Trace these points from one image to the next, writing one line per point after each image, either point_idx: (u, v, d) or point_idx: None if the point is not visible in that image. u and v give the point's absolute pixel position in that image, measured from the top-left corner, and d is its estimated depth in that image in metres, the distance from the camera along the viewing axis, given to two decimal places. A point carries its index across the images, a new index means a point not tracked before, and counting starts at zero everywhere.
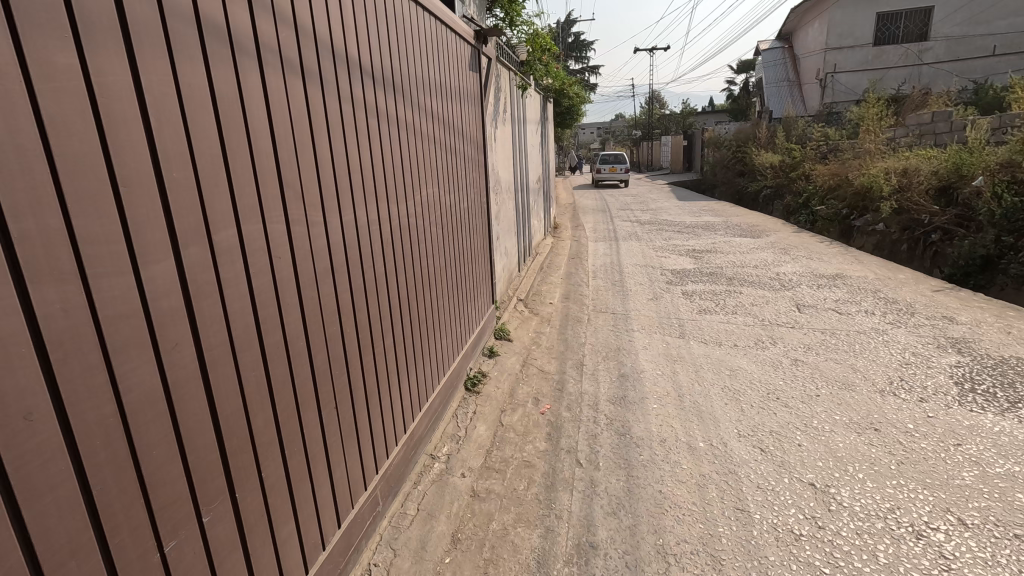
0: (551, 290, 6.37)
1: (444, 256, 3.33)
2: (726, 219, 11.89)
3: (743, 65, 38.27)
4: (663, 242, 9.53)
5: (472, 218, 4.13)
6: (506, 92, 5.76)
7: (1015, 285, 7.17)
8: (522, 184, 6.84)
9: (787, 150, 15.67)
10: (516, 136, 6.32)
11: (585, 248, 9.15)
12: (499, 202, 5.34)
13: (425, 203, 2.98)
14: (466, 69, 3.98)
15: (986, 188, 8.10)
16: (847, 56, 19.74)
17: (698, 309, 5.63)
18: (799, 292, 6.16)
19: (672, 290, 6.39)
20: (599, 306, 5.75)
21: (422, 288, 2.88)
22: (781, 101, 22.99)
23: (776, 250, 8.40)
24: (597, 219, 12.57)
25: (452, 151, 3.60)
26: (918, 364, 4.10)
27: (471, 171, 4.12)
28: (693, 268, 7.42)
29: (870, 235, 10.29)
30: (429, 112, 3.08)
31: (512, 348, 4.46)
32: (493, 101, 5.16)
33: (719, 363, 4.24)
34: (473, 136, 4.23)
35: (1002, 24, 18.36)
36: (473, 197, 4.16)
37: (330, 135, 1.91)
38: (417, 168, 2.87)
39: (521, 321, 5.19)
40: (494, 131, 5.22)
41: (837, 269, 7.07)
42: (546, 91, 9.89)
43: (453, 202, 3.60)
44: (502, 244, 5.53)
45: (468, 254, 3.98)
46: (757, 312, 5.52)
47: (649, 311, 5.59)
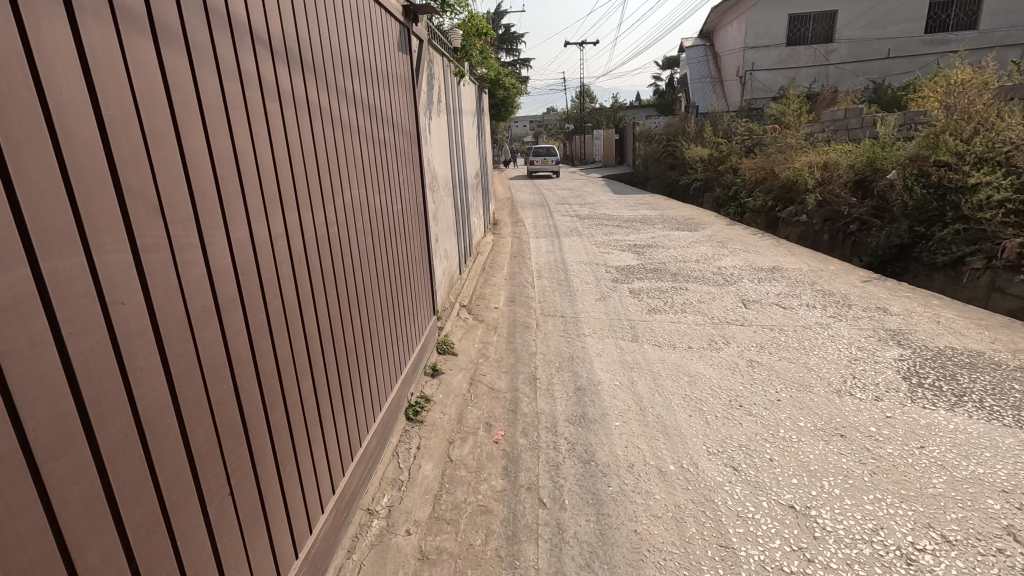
0: (495, 293, 5.98)
1: (376, 270, 2.85)
2: (661, 212, 12.04)
3: (667, 61, 39.61)
4: (604, 237, 9.40)
5: (408, 221, 3.65)
6: (439, 79, 5.25)
7: (927, 272, 7.63)
8: (460, 181, 6.38)
9: (715, 145, 16.20)
10: (452, 128, 5.84)
11: (527, 246, 8.83)
12: (436, 201, 4.86)
13: (351, 208, 2.48)
14: (394, 50, 3.47)
15: (897, 181, 8.57)
16: (762, 55, 20.61)
17: (647, 309, 5.46)
18: (742, 287, 6.17)
19: (619, 288, 6.22)
20: (547, 309, 5.44)
21: (350, 312, 2.39)
22: (705, 96, 23.86)
23: (713, 244, 8.50)
24: (536, 214, 12.33)
25: (381, 145, 3.10)
26: (866, 359, 4.11)
27: (404, 169, 3.62)
28: (637, 265, 7.30)
29: (795, 225, 10.74)
30: (352, 99, 2.57)
31: (457, 364, 4.02)
32: (427, 89, 4.67)
33: (676, 368, 4.04)
34: (406, 128, 3.74)
35: (895, 29, 20.02)
36: (409, 199, 3.69)
37: (210, 121, 1.39)
38: (339, 166, 2.36)
39: (465, 330, 4.76)
40: (429, 123, 4.73)
41: (774, 262, 7.20)
42: (480, 81, 9.42)
43: (386, 205, 3.10)
44: (441, 246, 5.05)
45: (405, 262, 3.51)
46: (706, 309, 5.44)
47: (599, 313, 5.35)
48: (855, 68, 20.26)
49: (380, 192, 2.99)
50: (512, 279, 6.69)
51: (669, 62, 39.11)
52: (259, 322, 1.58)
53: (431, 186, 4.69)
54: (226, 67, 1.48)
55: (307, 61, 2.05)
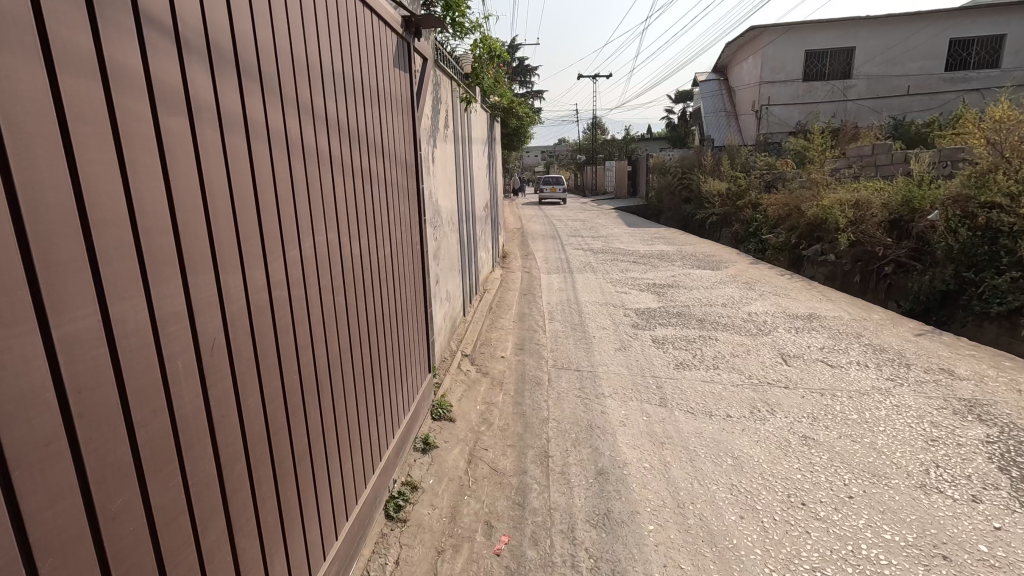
0: (502, 340, 5.37)
1: (353, 333, 2.24)
2: (679, 248, 11.49)
3: (681, 96, 39.85)
4: (620, 275, 8.81)
5: (401, 266, 3.05)
6: (445, 104, 4.75)
7: (976, 322, 6.95)
8: (467, 214, 5.86)
9: (732, 178, 15.73)
10: (458, 157, 5.33)
11: (539, 283, 8.25)
12: (438, 239, 4.30)
13: (318, 258, 1.89)
14: (391, 67, 2.95)
15: (939, 222, 7.94)
16: (778, 89, 20.29)
17: (674, 363, 4.82)
18: (778, 338, 5.52)
19: (641, 336, 5.59)
20: (561, 361, 4.82)
21: (308, 400, 1.78)
22: (720, 130, 23.57)
23: (740, 285, 7.87)
24: (547, 247, 11.81)
25: (368, 176, 2.53)
26: (946, 440, 3.42)
27: (399, 204, 3.04)
28: (658, 308, 6.69)
29: (820, 265, 10.12)
30: (324, 121, 2.00)
31: (454, 435, 3.39)
32: (430, 115, 4.15)
33: (717, 446, 3.38)
34: (403, 156, 3.18)
35: (914, 67, 19.74)
36: (402, 241, 3.10)
37: (16, 139, 0.81)
38: (300, 204, 1.77)
39: (467, 387, 4.14)
40: (432, 153, 4.20)
41: (810, 308, 6.55)
42: (492, 109, 9.02)
43: (371, 250, 2.51)
44: (442, 287, 4.48)
45: (396, 318, 2.92)
46: (741, 365, 4.78)
47: (618, 367, 4.72)
48: (874, 104, 19.87)
49: (363, 234, 2.40)
50: (521, 322, 6.09)
51: (682, 95, 39.20)
52: (115, 465, 0.97)
53: (432, 223, 4.14)
54: (75, 58, 0.92)
55: (251, 64, 1.49)
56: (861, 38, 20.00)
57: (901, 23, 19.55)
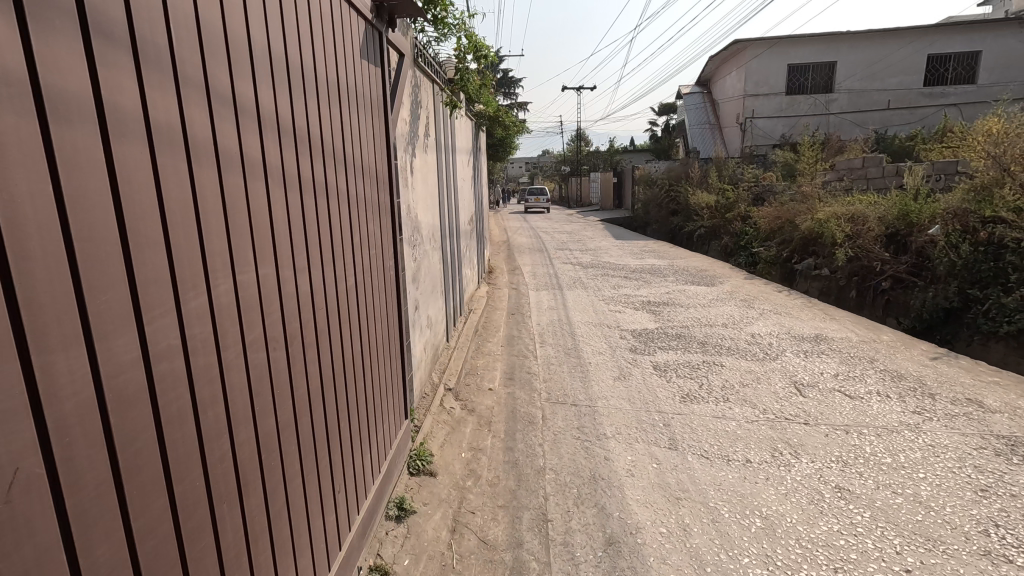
0: (489, 369, 4.85)
1: (307, 394, 1.73)
2: (670, 262, 11.15)
3: (665, 108, 40.15)
4: (613, 291, 8.38)
5: (372, 297, 2.53)
6: (426, 109, 4.27)
7: (983, 340, 6.67)
8: (451, 230, 5.39)
9: (720, 191, 15.54)
10: (442, 167, 4.86)
11: (527, 301, 7.77)
12: (417, 258, 3.80)
13: (245, 303, 1.38)
14: (360, 58, 2.45)
15: (939, 238, 7.70)
16: (763, 102, 20.31)
17: (680, 395, 4.38)
18: (787, 363, 5.12)
19: (640, 363, 5.14)
20: (555, 393, 4.35)
21: (228, 507, 1.27)
22: (705, 142, 23.55)
23: (738, 303, 7.51)
24: (535, 261, 11.39)
25: (330, 191, 2.02)
26: (996, 489, 3.01)
27: (371, 222, 2.53)
28: (656, 328, 6.28)
29: (814, 279, 9.88)
30: (258, 120, 1.50)
31: (435, 493, 2.88)
32: (408, 121, 3.66)
33: (740, 501, 2.93)
34: (376, 165, 2.66)
35: (894, 82, 19.94)
36: (376, 266, 2.58)
37: None
38: (215, 230, 1.27)
39: (450, 428, 3.63)
40: (411, 163, 3.72)
41: (815, 329, 6.18)
42: (477, 117, 8.57)
43: (333, 283, 2.00)
44: (422, 314, 3.97)
45: (366, 362, 2.40)
46: (753, 397, 4.34)
47: (618, 400, 4.25)
48: (856, 118, 19.99)
49: (321, 264, 1.89)
50: (509, 347, 5.58)
51: (666, 108, 39.46)
52: None
53: (410, 242, 3.64)
54: None
55: (118, 25, 1.00)
56: (842, 52, 20.15)
57: (881, 39, 19.76)
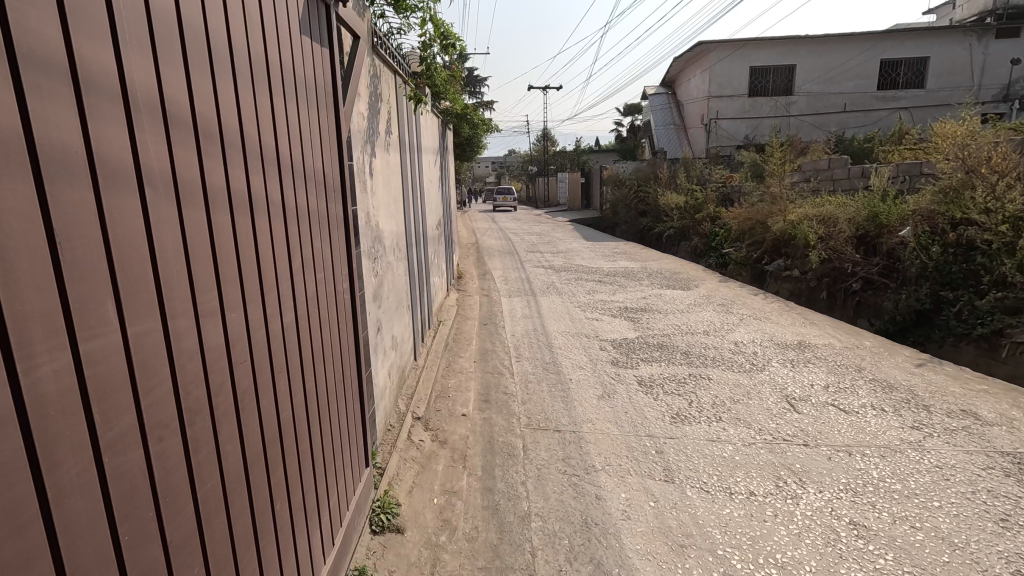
0: (462, 391, 4.42)
1: (224, 484, 1.27)
2: (642, 264, 10.95)
3: (630, 108, 40.45)
4: (588, 297, 8.06)
5: (325, 331, 2.05)
6: (387, 104, 3.79)
7: (955, 341, 6.68)
8: (417, 238, 4.92)
9: (689, 191, 15.55)
10: (406, 169, 4.39)
11: (499, 309, 7.36)
12: (379, 272, 3.33)
13: (101, 383, 0.92)
14: (303, 34, 1.96)
15: (910, 239, 7.72)
16: (727, 104, 20.53)
17: (670, 415, 4.06)
18: (775, 374, 4.90)
19: (624, 378, 4.80)
20: (536, 417, 3.97)
21: None
22: (670, 143, 23.71)
23: (716, 308, 7.33)
24: (506, 265, 11.02)
25: (263, 204, 1.55)
26: (1016, 518, 2.79)
27: (322, 239, 2.06)
28: (636, 337, 5.99)
29: (785, 280, 9.87)
30: (132, 107, 1.02)
31: (402, 556, 2.42)
32: (367, 117, 3.20)
33: (750, 545, 2.61)
34: (329, 171, 2.18)
35: (849, 85, 20.48)
36: (328, 294, 2.10)
37: None
38: (29, 279, 0.81)
39: (420, 467, 3.19)
40: (371, 165, 3.25)
41: (796, 336, 6.02)
42: (444, 113, 8.11)
43: (268, 324, 1.54)
44: (386, 335, 3.50)
45: (318, 415, 1.93)
46: (746, 416, 4.06)
47: (605, 423, 3.90)
48: (815, 120, 20.45)
49: (248, 302, 1.42)
50: (482, 363, 5.16)
51: (631, 109, 39.81)
52: None
53: (371, 255, 3.17)
54: None
55: None
56: (801, 56, 20.56)
57: (837, 43, 20.27)
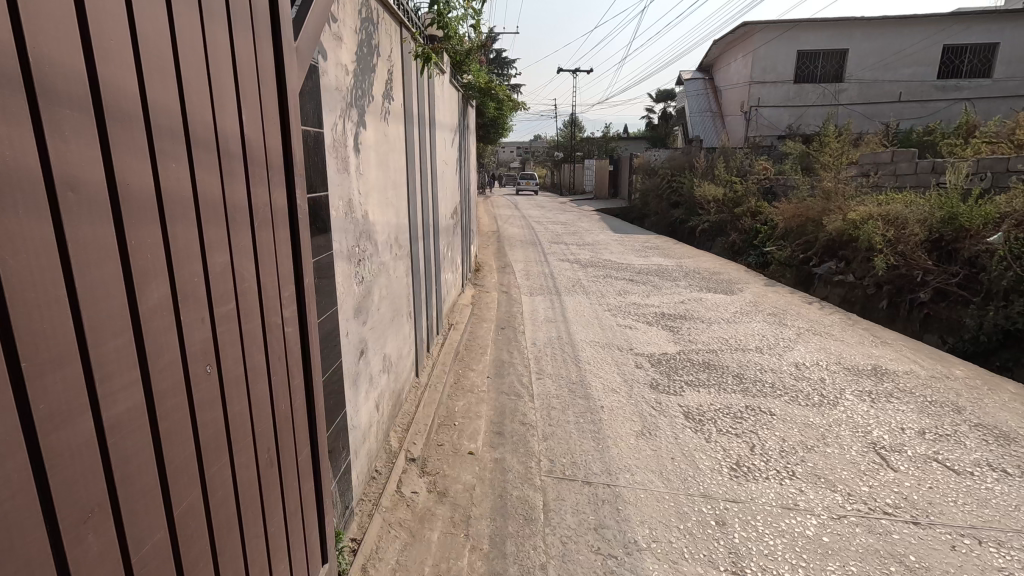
0: (471, 418, 3.66)
1: None
2: (677, 261, 10.02)
3: (662, 94, 38.78)
4: (619, 298, 7.23)
5: (246, 394, 1.31)
6: (385, 61, 2.96)
7: None
8: (424, 230, 4.12)
9: (728, 183, 14.43)
10: (411, 146, 3.58)
11: (519, 309, 6.57)
12: (363, 280, 2.55)
13: None
14: None
15: (999, 246, 6.67)
16: (769, 91, 19.13)
17: (729, 466, 3.23)
18: (853, 411, 4.01)
19: (667, 409, 3.97)
20: (560, 460, 3.20)
21: None
22: (706, 131, 22.38)
23: (767, 318, 6.41)
24: (528, 257, 10.21)
25: (41, 192, 0.80)
26: None
27: (240, 247, 1.29)
28: (676, 353, 5.14)
29: (836, 285, 8.87)
30: None
31: None
32: (352, 72, 2.40)
33: None
34: (263, 144, 1.41)
35: (907, 73, 18.81)
36: (253, 338, 1.34)
37: None
38: None
39: (410, 535, 2.44)
40: (356, 137, 2.45)
41: (869, 359, 5.08)
42: (465, 88, 7.24)
43: (42, 433, 0.80)
44: (373, 359, 2.73)
45: (220, 541, 1.19)
46: (828, 472, 3.20)
47: (646, 475, 3.09)
48: (866, 110, 18.91)
49: None
50: (497, 379, 4.39)
51: (664, 95, 38.15)
52: None
53: (352, 258, 2.39)
54: None
55: None
56: (854, 40, 18.93)
57: (896, 27, 18.57)
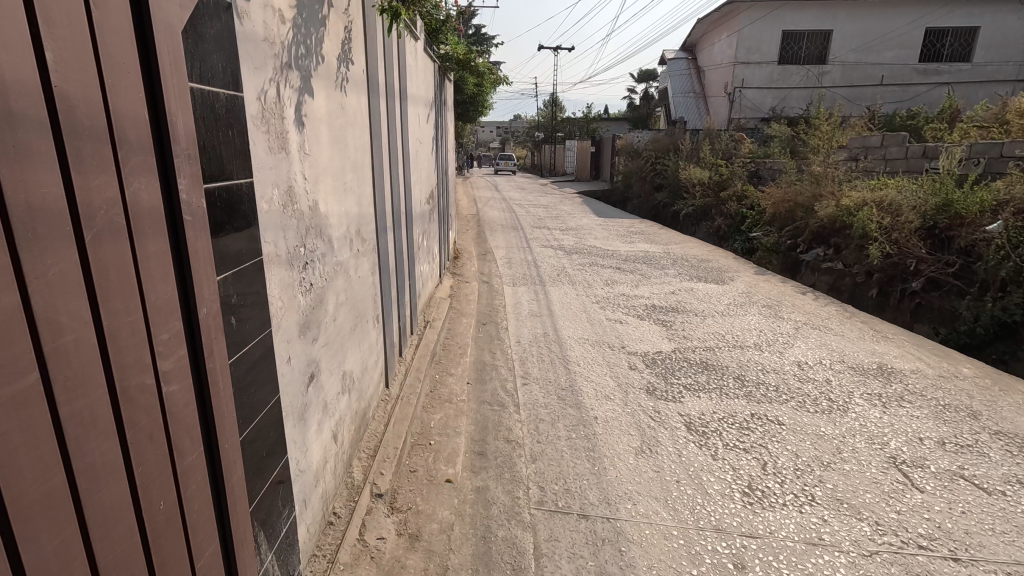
0: (449, 436, 3.21)
1: None
2: (664, 248, 9.65)
3: (644, 74, 38.09)
4: (606, 288, 6.82)
5: (66, 511, 0.83)
6: (340, 14, 2.41)
7: None
8: (394, 219, 3.60)
9: (713, 166, 14.09)
10: (376, 121, 3.03)
11: (501, 302, 6.10)
12: (312, 286, 2.05)
13: None
14: None
15: (997, 235, 6.44)
16: (754, 72, 18.77)
17: (743, 492, 2.85)
18: (866, 419, 3.69)
19: (667, 419, 3.58)
20: (551, 488, 2.78)
21: None
22: (689, 112, 21.98)
23: (763, 311, 6.08)
24: (509, 243, 9.71)
25: None
26: None
27: (41, 282, 0.79)
28: (671, 351, 4.77)
29: (825, 273, 8.64)
30: None
31: None
32: (291, 22, 1.86)
33: None
34: (112, 115, 0.92)
35: (890, 55, 18.58)
36: (88, 420, 0.87)
37: None
38: None
39: None
40: (299, 106, 1.92)
41: (875, 358, 4.78)
42: (443, 60, 6.64)
43: None
44: (328, 382, 2.24)
45: None
46: (850, 495, 2.85)
47: (650, 505, 2.70)
48: (849, 93, 18.68)
49: None
50: (477, 385, 3.95)
51: (645, 75, 37.51)
52: None
53: (295, 262, 1.89)
54: None
55: None
56: (839, 20, 18.57)
57: (880, 8, 18.27)
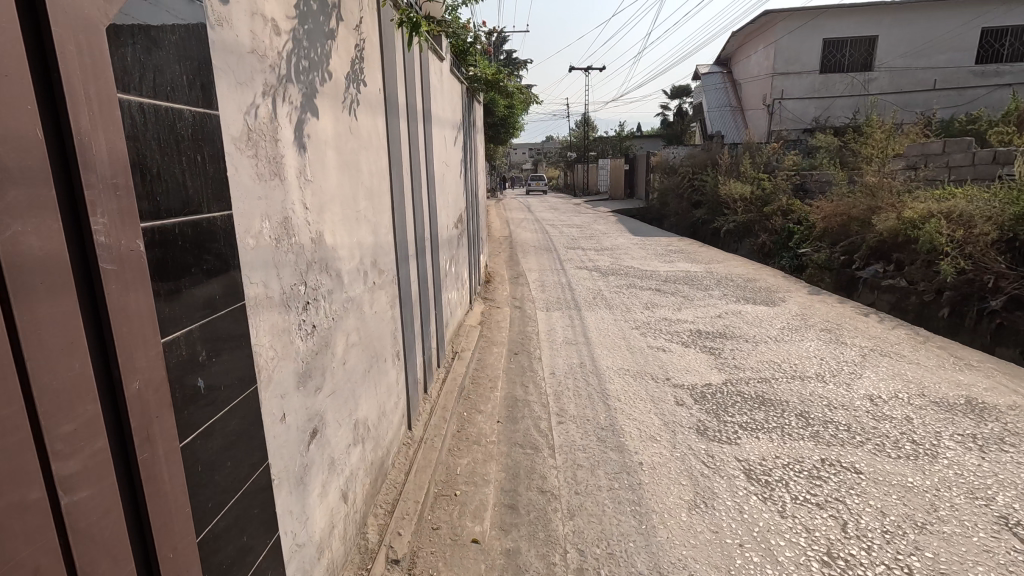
0: (477, 485, 2.90)
1: None
2: (707, 268, 9.13)
3: (677, 91, 37.61)
4: (646, 312, 6.40)
5: None
6: (351, 29, 2.22)
7: None
8: (416, 246, 3.37)
9: (755, 180, 13.48)
10: (395, 142, 2.82)
11: (534, 329, 5.78)
12: (315, 328, 1.80)
13: None
14: None
15: None
16: (795, 82, 18.10)
17: (822, 561, 2.39)
18: (962, 467, 3.15)
19: (723, 466, 3.15)
20: (591, 552, 2.42)
21: None
22: (726, 126, 21.36)
23: (822, 336, 5.53)
24: (542, 265, 9.41)
25: None
26: None
27: None
28: (721, 384, 4.32)
29: (886, 291, 7.93)
30: None
31: None
32: (289, 34, 1.66)
33: None
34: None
35: (943, 59, 17.53)
36: None
37: None
38: None
39: None
40: (300, 127, 1.71)
41: (961, 391, 4.18)
42: (472, 81, 6.50)
43: None
44: (336, 434, 1.98)
45: None
46: (954, 568, 2.36)
47: None
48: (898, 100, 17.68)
49: None
50: (508, 424, 3.62)
51: (679, 91, 37.03)
52: None
53: (293, 302, 1.65)
54: None
55: None
56: (884, 25, 17.71)
57: (929, 10, 17.36)
